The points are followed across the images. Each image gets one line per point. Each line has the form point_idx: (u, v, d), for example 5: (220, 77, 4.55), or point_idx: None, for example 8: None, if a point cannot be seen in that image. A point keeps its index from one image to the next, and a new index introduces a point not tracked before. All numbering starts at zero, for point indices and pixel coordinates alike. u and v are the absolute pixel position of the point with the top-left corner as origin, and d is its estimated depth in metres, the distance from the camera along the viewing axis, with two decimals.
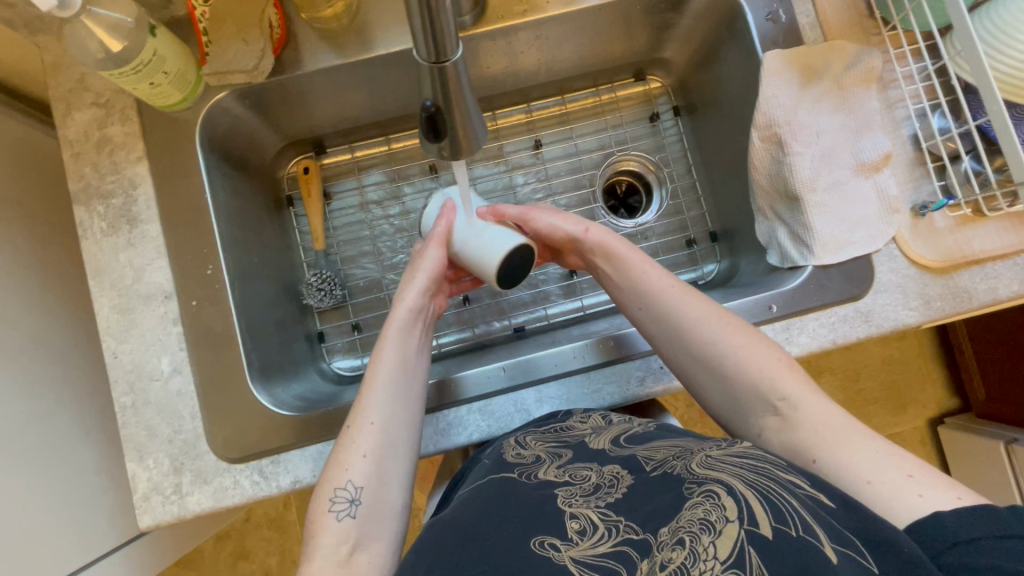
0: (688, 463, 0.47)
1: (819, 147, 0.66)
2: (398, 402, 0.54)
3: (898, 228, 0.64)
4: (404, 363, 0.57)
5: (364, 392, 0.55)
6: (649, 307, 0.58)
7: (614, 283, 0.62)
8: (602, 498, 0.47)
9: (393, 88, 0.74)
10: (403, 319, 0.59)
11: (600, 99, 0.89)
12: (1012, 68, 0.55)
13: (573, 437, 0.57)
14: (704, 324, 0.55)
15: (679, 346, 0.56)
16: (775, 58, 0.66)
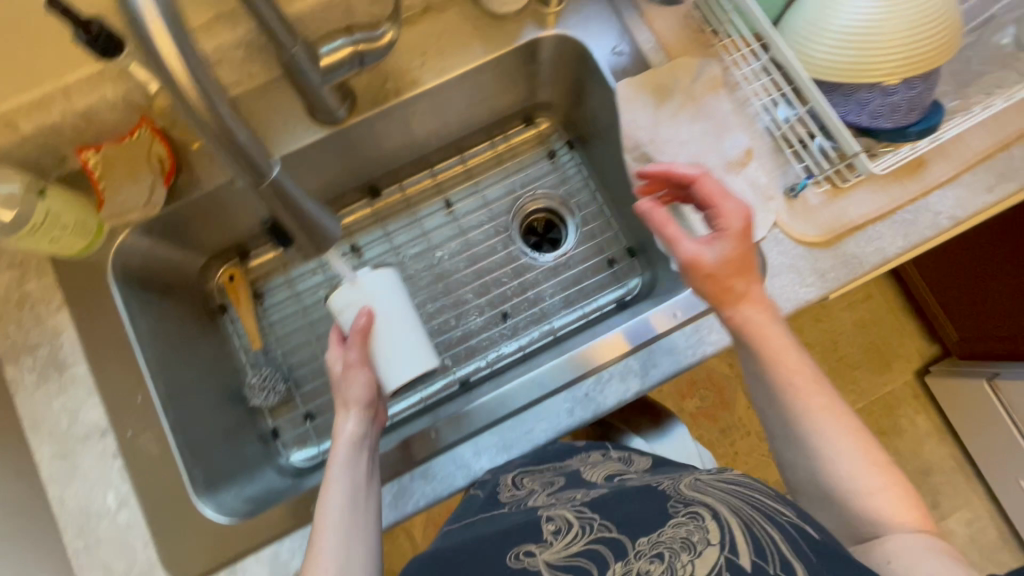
0: (677, 484, 0.51)
1: (687, 155, 0.70)
2: (352, 533, 0.53)
3: (777, 213, 0.68)
4: (353, 496, 0.55)
5: (315, 537, 0.52)
6: (774, 409, 0.54)
7: (747, 367, 0.56)
8: (581, 502, 0.51)
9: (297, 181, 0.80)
10: (344, 452, 0.59)
11: (498, 149, 0.95)
12: (828, 55, 0.62)
13: (569, 467, 0.61)
14: (843, 455, 0.51)
15: (802, 456, 0.53)
16: (626, 86, 0.71)
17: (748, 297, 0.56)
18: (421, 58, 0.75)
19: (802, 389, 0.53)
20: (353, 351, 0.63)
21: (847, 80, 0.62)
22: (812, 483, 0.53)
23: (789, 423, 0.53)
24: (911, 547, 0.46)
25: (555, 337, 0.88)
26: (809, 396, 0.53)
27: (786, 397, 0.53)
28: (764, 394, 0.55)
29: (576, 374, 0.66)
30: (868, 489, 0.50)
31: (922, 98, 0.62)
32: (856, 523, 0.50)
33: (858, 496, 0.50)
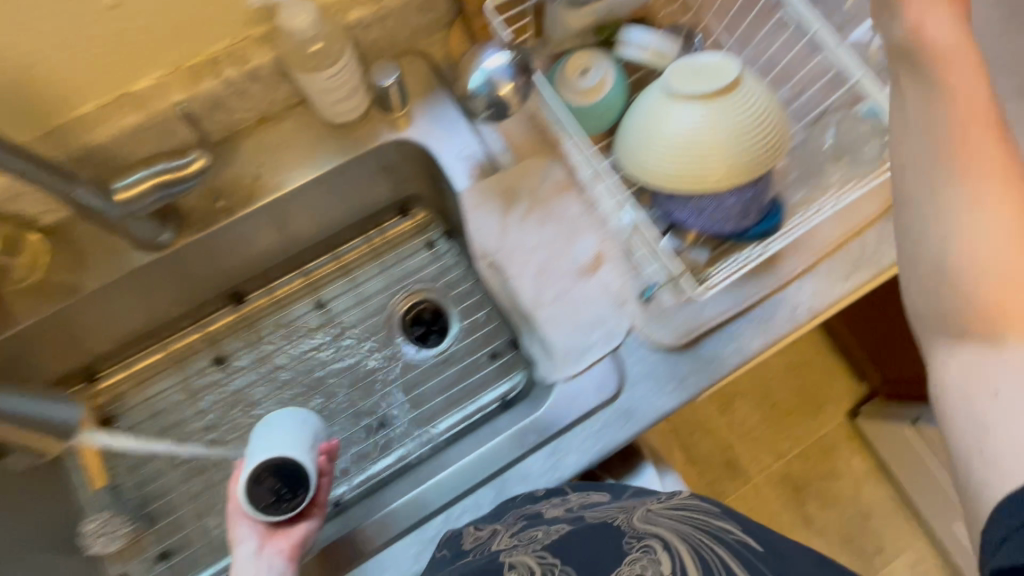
0: (630, 517, 0.52)
1: (537, 262, 0.67)
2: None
3: (632, 318, 0.66)
4: None
5: None
6: (926, 130, 0.39)
7: (902, 148, 0.41)
8: (541, 542, 0.50)
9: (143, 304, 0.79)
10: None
11: (373, 243, 0.91)
12: (663, 165, 0.59)
13: (529, 509, 0.56)
14: (967, 246, 0.38)
15: (940, 231, 0.38)
16: (469, 194, 0.69)
17: (975, 127, 0.38)
18: (260, 169, 0.70)
19: (968, 168, 0.38)
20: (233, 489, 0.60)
21: (689, 190, 0.60)
22: (894, 154, 0.42)
23: (901, 132, 0.41)
24: (977, 220, 0.37)
25: (436, 444, 0.82)
26: (968, 133, 0.38)
27: (945, 130, 0.39)
28: (911, 168, 0.40)
29: (426, 512, 0.63)
30: (950, 127, 0.38)
31: (759, 203, 0.62)
32: (944, 314, 0.39)
33: (953, 217, 0.38)
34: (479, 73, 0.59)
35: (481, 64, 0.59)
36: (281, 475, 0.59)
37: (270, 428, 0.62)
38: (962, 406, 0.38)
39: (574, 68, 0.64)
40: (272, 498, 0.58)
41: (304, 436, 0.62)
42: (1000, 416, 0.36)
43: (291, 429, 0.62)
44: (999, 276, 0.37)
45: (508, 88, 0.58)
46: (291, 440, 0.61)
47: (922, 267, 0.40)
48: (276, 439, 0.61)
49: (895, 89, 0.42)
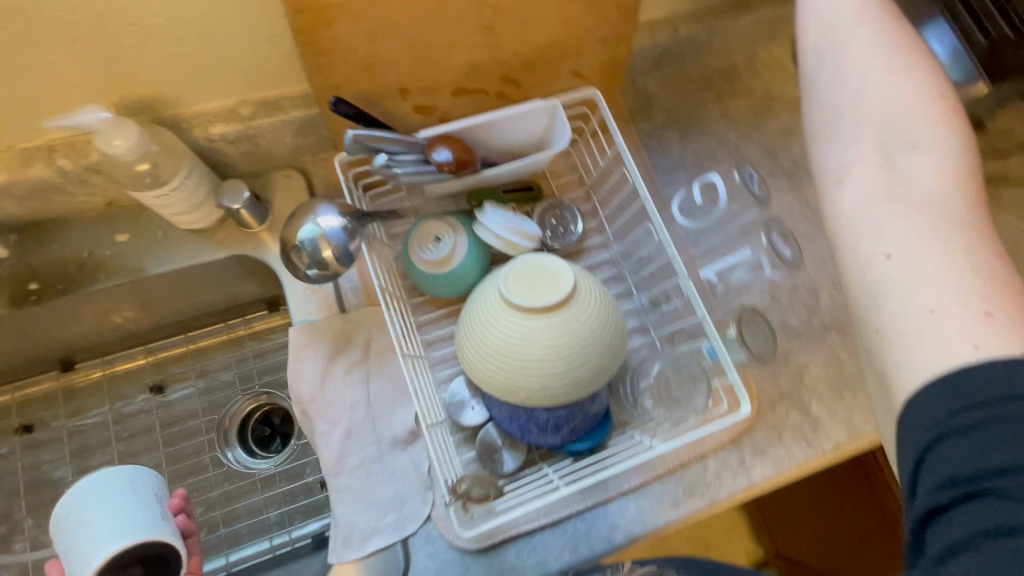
0: None
1: (348, 421, 0.63)
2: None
3: (434, 506, 0.60)
4: None
5: None
6: (829, 100, 0.44)
7: (815, 97, 0.46)
8: None
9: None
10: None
11: (234, 332, 0.86)
12: (492, 375, 0.55)
13: None
14: (930, 154, 0.40)
15: (872, 163, 0.40)
16: (299, 331, 0.65)
17: (914, 80, 0.42)
18: (88, 254, 0.67)
19: (887, 96, 0.42)
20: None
21: (528, 397, 0.55)
22: (799, 88, 0.48)
23: (808, 94, 0.46)
24: (893, 85, 0.42)
25: (228, 573, 0.75)
26: (916, 74, 0.42)
27: (846, 83, 0.44)
28: (842, 117, 0.43)
29: None
30: (882, 77, 0.42)
31: (581, 419, 0.58)
32: (865, 245, 0.38)
33: (876, 81, 0.43)
34: (310, 226, 0.56)
35: (315, 218, 0.56)
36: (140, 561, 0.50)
37: (93, 504, 0.49)
38: (864, 275, 0.37)
39: (426, 234, 0.62)
40: None
41: (145, 505, 0.50)
42: (900, 279, 0.36)
43: (118, 504, 0.49)
44: (871, 196, 0.39)
45: (337, 249, 0.56)
46: (128, 521, 0.49)
47: (835, 214, 0.41)
48: (106, 529, 0.48)
49: (807, 52, 0.47)
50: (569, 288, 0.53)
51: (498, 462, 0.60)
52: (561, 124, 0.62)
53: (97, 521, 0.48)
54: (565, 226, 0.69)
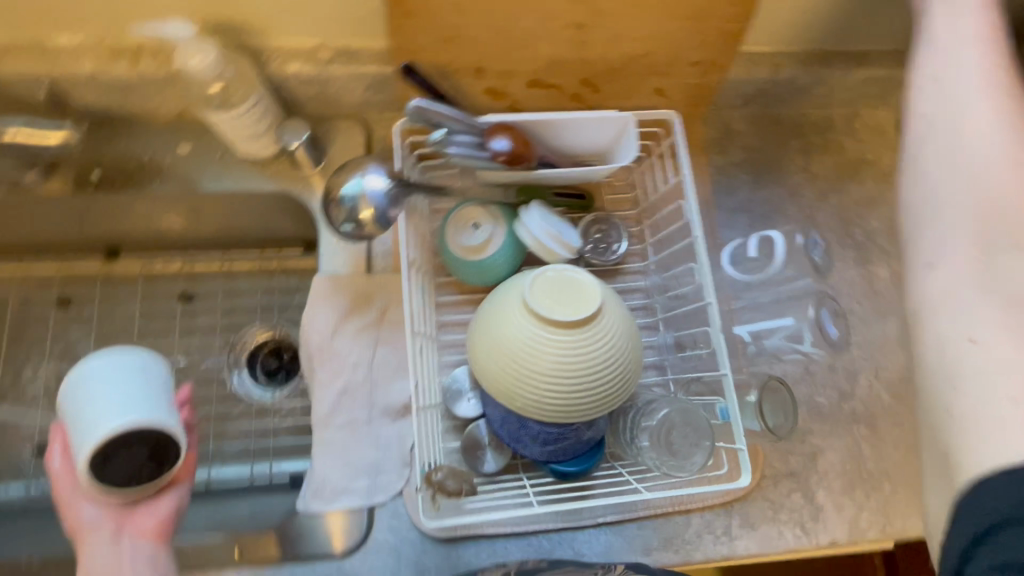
0: None
1: (347, 378, 0.64)
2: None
3: (406, 483, 0.61)
4: None
5: None
6: (938, 174, 0.48)
7: (926, 167, 0.49)
8: None
9: (25, 226, 0.80)
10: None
11: (267, 263, 0.88)
12: (494, 371, 0.53)
13: None
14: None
15: (968, 249, 0.45)
16: (322, 282, 0.65)
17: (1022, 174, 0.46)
18: (149, 157, 0.71)
19: (997, 185, 0.46)
20: (64, 461, 0.50)
21: (525, 403, 0.53)
22: (902, 151, 0.52)
23: (918, 164, 0.50)
24: (1009, 178, 0.46)
25: (207, 487, 0.78)
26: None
27: (959, 164, 0.47)
28: (948, 196, 0.47)
29: (288, 546, 0.58)
30: (1001, 166, 0.46)
31: (573, 442, 0.57)
32: (947, 327, 0.43)
33: (996, 170, 0.46)
34: (356, 182, 0.56)
35: (362, 175, 0.56)
36: (141, 443, 0.48)
37: (102, 380, 0.47)
38: (944, 355, 0.43)
39: (466, 217, 0.61)
40: (134, 472, 0.48)
41: (154, 388, 0.49)
42: (983, 364, 0.41)
43: (127, 382, 0.48)
44: (962, 281, 0.44)
45: (375, 211, 0.55)
46: (132, 401, 0.47)
47: (923, 292, 0.46)
48: (113, 404, 0.46)
49: (918, 117, 0.51)
50: (597, 300, 0.52)
51: (480, 460, 0.59)
52: (629, 141, 0.60)
53: (104, 397, 0.47)
54: (609, 244, 0.67)
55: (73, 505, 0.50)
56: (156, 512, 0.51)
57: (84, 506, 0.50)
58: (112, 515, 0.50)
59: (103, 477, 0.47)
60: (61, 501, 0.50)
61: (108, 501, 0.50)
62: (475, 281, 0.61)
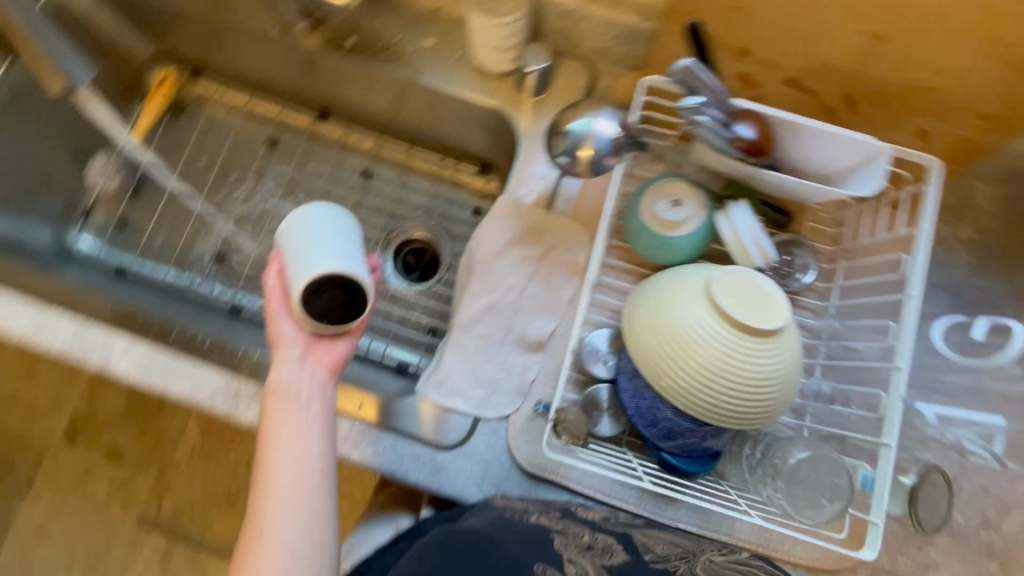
0: (690, 566, 0.47)
1: (496, 298, 0.66)
2: (307, 518, 0.50)
3: (516, 411, 0.64)
4: (288, 436, 0.53)
5: (265, 499, 0.50)
6: None
7: None
8: (580, 545, 0.48)
9: (267, 67, 0.90)
10: (282, 401, 0.55)
11: (442, 170, 0.93)
12: (654, 342, 0.53)
13: (561, 505, 0.57)
14: None
15: None
16: (505, 204, 0.69)
17: None
18: (398, 40, 0.77)
19: None
20: (278, 284, 0.59)
21: (671, 386, 0.52)
22: None
23: None
24: None
25: None
26: None
27: None
28: None
29: (399, 421, 0.64)
30: None
31: (692, 443, 0.56)
32: None
33: None
34: (586, 120, 0.56)
35: (594, 116, 0.56)
36: (341, 288, 0.57)
37: (321, 230, 0.58)
38: None
39: (668, 191, 0.60)
40: (324, 310, 0.57)
41: (353, 244, 0.59)
42: None
43: (341, 239, 0.58)
44: None
45: (594, 151, 0.56)
46: (340, 250, 0.58)
47: None
48: (326, 252, 0.57)
49: None
50: (789, 309, 0.51)
51: (595, 421, 0.60)
52: (873, 172, 0.55)
53: (320, 242, 0.58)
54: (790, 271, 0.64)
55: (275, 323, 0.59)
56: (335, 349, 0.59)
57: (284, 325, 0.58)
58: (304, 339, 0.58)
59: (306, 309, 0.56)
60: (268, 315, 0.59)
61: (305, 325, 0.58)
62: (654, 256, 0.61)
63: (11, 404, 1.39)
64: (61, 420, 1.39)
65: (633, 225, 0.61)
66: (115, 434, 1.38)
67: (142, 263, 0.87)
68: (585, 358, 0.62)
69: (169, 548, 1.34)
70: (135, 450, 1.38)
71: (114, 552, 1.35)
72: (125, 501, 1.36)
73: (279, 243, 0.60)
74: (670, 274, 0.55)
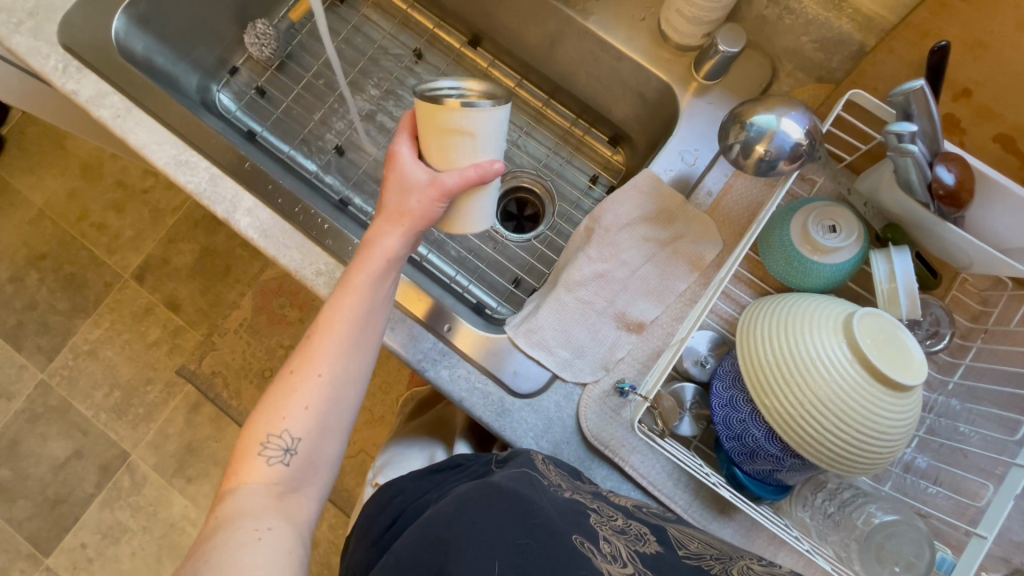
0: (726, 567, 0.41)
1: (608, 268, 0.66)
2: (353, 373, 0.53)
3: (594, 381, 0.63)
4: (364, 306, 0.54)
5: (322, 339, 0.53)
6: None
7: None
8: (612, 528, 0.45)
9: None
10: (378, 268, 0.54)
11: (573, 129, 0.92)
12: (769, 357, 0.51)
13: (591, 487, 0.53)
14: None
15: None
16: (646, 180, 0.67)
17: None
18: None
19: None
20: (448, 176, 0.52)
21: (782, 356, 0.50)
22: None
23: None
24: None
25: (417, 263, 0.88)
26: None
27: None
28: None
29: (481, 356, 0.65)
30: None
31: (768, 470, 0.55)
32: None
33: None
34: (771, 118, 0.53)
35: (781, 115, 0.53)
36: None
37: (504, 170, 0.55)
38: None
39: (827, 215, 0.57)
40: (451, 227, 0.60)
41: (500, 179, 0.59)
42: None
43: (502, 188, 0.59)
44: None
45: (772, 152, 0.53)
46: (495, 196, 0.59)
47: None
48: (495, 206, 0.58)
49: None
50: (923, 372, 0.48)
51: (677, 418, 0.59)
52: None
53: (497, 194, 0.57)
54: (918, 334, 0.60)
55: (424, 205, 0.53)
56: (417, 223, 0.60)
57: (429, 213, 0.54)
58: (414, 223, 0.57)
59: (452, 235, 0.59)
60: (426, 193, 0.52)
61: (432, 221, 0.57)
62: (789, 276, 0.59)
63: (98, 230, 1.49)
64: (137, 258, 1.48)
65: (778, 240, 0.59)
66: (181, 285, 1.47)
67: (269, 135, 0.90)
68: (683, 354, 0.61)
69: (197, 404, 1.43)
70: (193, 306, 1.46)
71: (149, 390, 1.44)
72: (172, 348, 1.45)
73: (482, 146, 0.51)
74: (802, 301, 0.53)
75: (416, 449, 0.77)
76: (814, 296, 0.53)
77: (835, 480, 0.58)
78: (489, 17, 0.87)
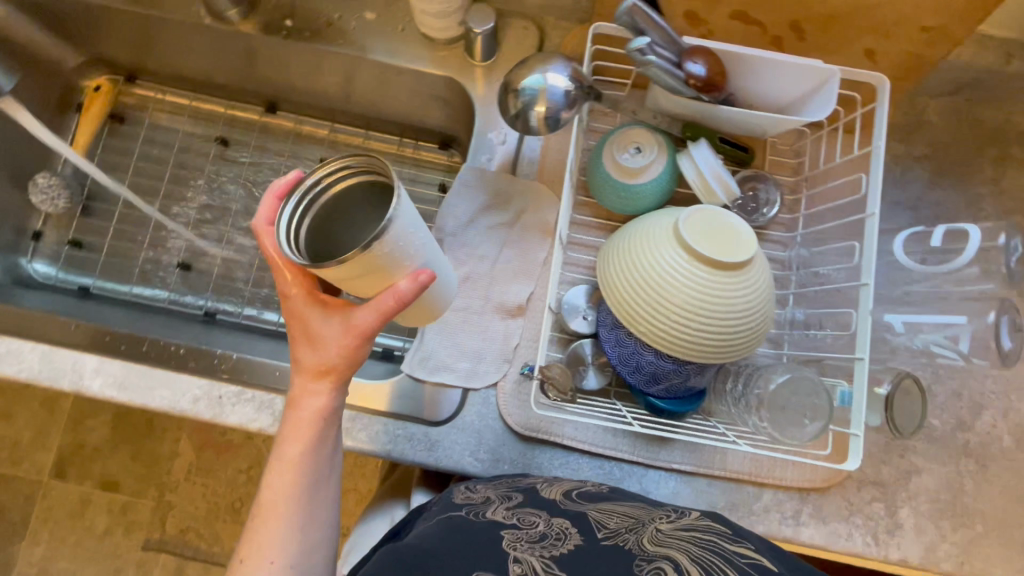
0: (640, 539, 0.43)
1: (470, 269, 0.67)
2: (312, 546, 0.49)
3: (503, 377, 0.64)
4: (308, 477, 0.49)
5: (267, 525, 0.47)
6: None
7: None
8: (528, 542, 0.43)
9: (207, 67, 0.86)
10: (314, 433, 0.49)
11: (403, 150, 0.90)
12: (631, 291, 0.53)
13: (526, 483, 0.54)
14: None
15: None
16: (470, 174, 0.69)
17: None
18: (338, 17, 0.75)
19: None
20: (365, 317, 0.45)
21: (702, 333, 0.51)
22: None
23: None
24: None
25: None
26: None
27: None
28: None
29: (390, 403, 0.64)
30: None
31: (678, 384, 0.57)
32: None
33: None
34: (537, 77, 0.56)
35: (545, 72, 0.56)
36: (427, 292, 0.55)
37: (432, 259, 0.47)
38: None
39: (627, 140, 0.60)
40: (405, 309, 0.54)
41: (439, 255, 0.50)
42: None
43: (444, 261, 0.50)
44: None
45: (551, 108, 0.56)
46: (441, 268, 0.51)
47: None
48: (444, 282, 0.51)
49: None
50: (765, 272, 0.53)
51: (582, 376, 0.61)
52: (826, 96, 0.55)
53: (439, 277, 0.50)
54: (755, 207, 0.65)
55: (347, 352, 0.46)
56: None
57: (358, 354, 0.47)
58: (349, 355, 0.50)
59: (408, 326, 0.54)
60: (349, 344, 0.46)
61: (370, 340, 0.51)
62: (621, 205, 0.61)
63: None
64: (48, 456, 1.35)
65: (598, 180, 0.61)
66: (107, 463, 1.35)
67: (104, 282, 0.85)
68: (565, 315, 0.62)
69: (178, 569, 1.33)
70: (131, 477, 1.35)
71: None
72: (127, 527, 1.34)
73: (389, 270, 0.42)
74: (633, 228, 0.55)
75: (384, 514, 0.75)
76: (641, 219, 0.55)
77: (741, 365, 0.61)
78: (272, 81, 0.86)
